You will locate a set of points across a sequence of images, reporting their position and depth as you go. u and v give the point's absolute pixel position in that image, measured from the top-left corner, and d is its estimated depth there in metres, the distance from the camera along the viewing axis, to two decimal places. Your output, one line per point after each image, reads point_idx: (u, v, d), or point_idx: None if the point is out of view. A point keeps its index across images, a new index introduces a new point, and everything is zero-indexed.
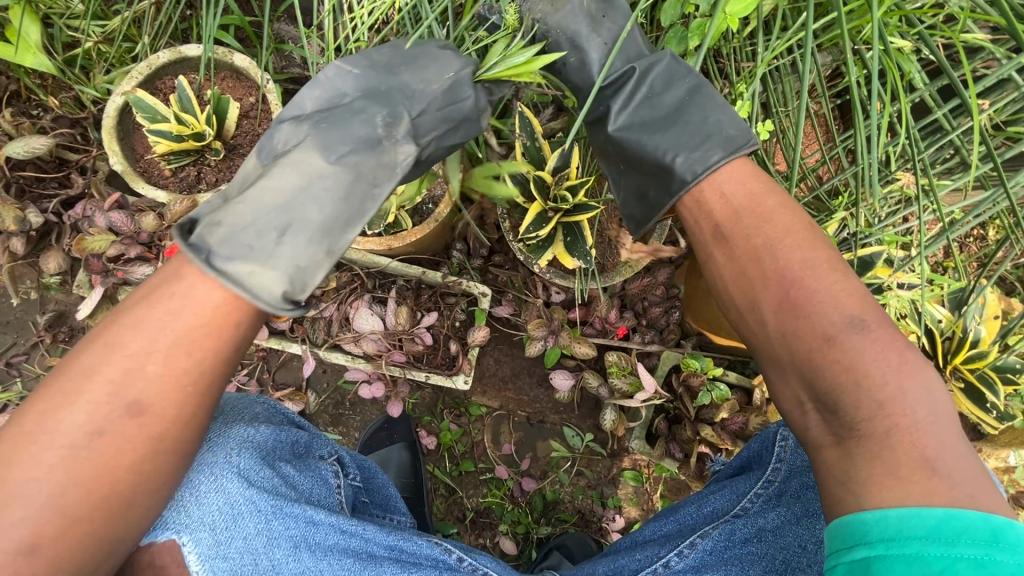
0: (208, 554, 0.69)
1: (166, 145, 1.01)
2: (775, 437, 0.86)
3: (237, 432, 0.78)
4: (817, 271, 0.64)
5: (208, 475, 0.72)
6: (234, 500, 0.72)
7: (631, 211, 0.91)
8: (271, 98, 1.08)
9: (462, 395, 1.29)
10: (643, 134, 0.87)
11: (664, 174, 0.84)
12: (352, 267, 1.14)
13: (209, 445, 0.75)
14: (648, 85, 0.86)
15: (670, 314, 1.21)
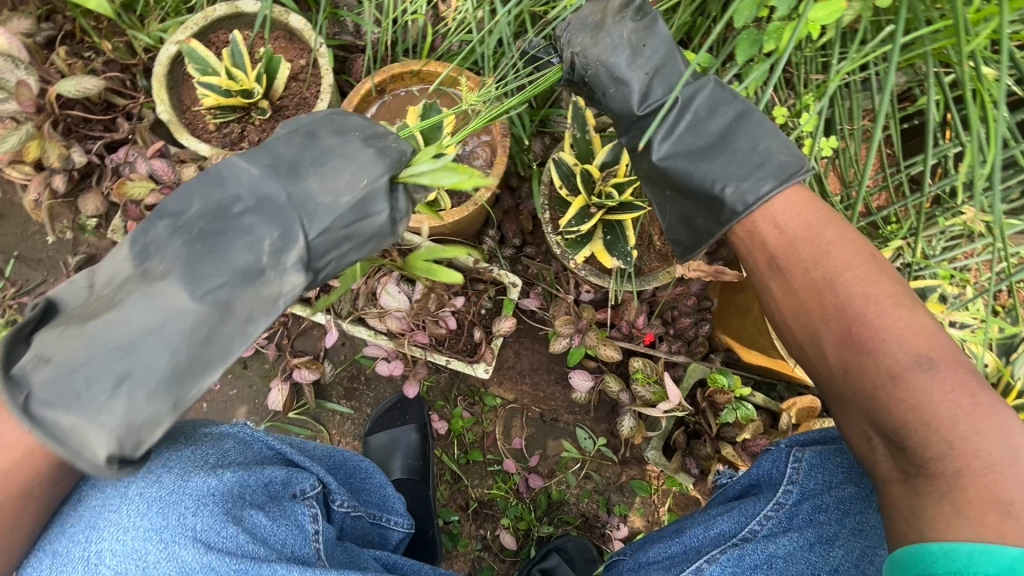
0: None
1: (214, 98, 1.00)
2: (786, 458, 0.83)
3: (192, 487, 0.69)
4: (880, 309, 0.63)
5: (153, 544, 0.65)
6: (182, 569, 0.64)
7: (677, 237, 0.87)
8: (322, 63, 1.06)
9: (478, 384, 1.28)
10: (690, 163, 0.81)
11: (713, 203, 0.81)
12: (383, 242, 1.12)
13: (159, 507, 0.67)
14: (693, 113, 0.81)
15: (700, 327, 1.18)
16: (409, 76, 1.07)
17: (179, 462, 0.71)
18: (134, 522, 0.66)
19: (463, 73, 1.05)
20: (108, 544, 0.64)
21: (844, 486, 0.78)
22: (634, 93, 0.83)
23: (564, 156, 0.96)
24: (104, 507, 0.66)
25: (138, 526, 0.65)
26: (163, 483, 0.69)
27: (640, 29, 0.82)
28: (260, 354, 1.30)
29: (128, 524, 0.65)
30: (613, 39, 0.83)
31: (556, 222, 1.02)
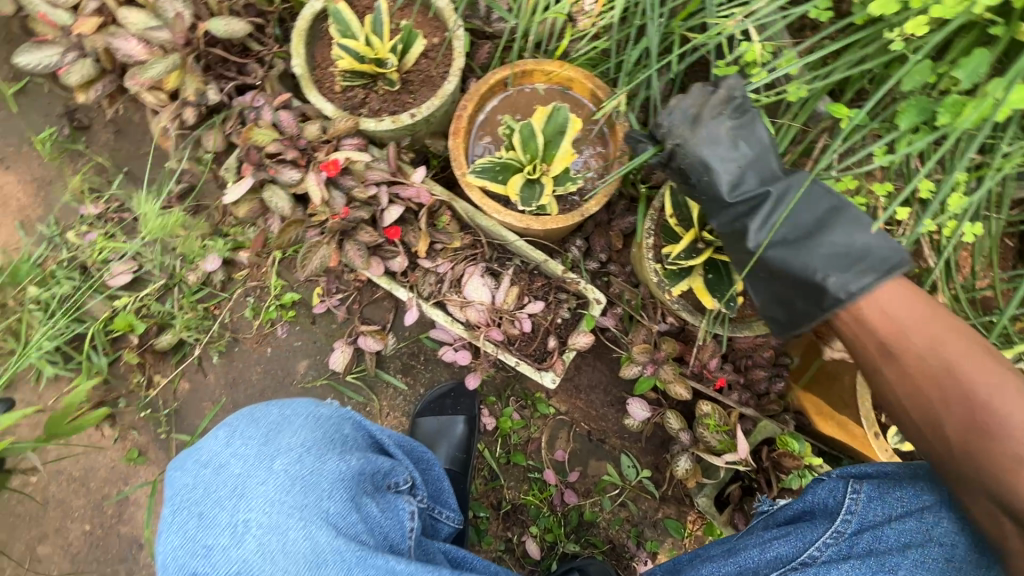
0: None
1: (349, 63, 1.03)
2: (844, 489, 0.79)
3: (330, 470, 0.72)
4: (1003, 398, 0.59)
5: (295, 520, 0.68)
6: (318, 549, 0.67)
7: (771, 315, 0.80)
8: (456, 45, 1.05)
9: (533, 389, 1.27)
10: (786, 252, 0.75)
11: (811, 290, 0.74)
12: (478, 233, 1.13)
13: (301, 486, 0.70)
14: (786, 207, 0.75)
15: (774, 383, 1.14)
16: (539, 74, 1.05)
17: (313, 444, 0.74)
18: (278, 498, 0.69)
19: (595, 81, 1.02)
20: (255, 514, 0.68)
21: (904, 519, 0.75)
22: (726, 186, 0.78)
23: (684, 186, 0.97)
24: (251, 478, 0.70)
25: (283, 502, 0.69)
26: (303, 462, 0.72)
27: (740, 127, 0.77)
28: (330, 314, 1.33)
29: (276, 498, 0.69)
30: (713, 132, 0.77)
31: (658, 250, 1.00)
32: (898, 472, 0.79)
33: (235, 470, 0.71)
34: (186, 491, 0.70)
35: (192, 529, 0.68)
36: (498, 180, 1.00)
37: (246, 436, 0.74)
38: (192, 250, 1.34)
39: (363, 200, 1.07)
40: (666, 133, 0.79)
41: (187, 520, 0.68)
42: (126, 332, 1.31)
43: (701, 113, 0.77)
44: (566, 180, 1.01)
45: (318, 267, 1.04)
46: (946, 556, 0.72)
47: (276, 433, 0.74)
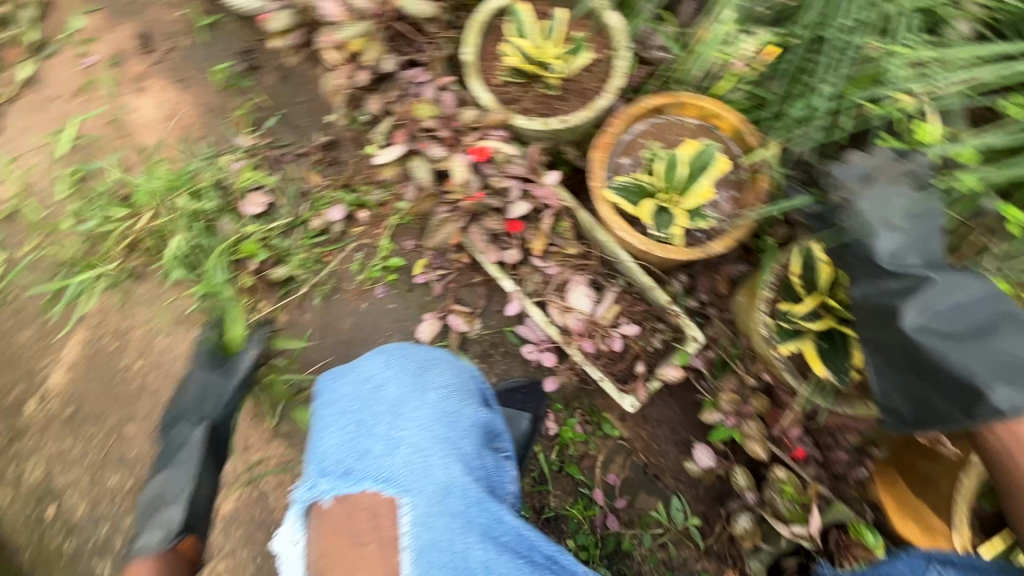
0: (418, 520, 0.67)
1: (517, 61, 1.11)
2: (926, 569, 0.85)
3: (468, 413, 0.79)
4: None
5: (438, 449, 0.73)
6: (452, 479, 0.71)
7: (895, 407, 0.77)
8: (620, 65, 1.10)
9: (602, 407, 1.29)
10: (942, 344, 0.72)
11: (957, 391, 0.71)
12: (591, 246, 1.16)
13: (447, 420, 0.76)
14: (951, 297, 0.74)
15: (854, 469, 1.10)
16: (693, 108, 1.07)
17: (458, 388, 0.80)
18: (428, 424, 0.74)
19: (748, 127, 1.03)
20: (407, 432, 0.73)
21: None
22: (886, 254, 0.79)
23: (818, 248, 0.95)
24: (405, 402, 0.76)
25: (430, 429, 0.74)
26: (450, 401, 0.78)
27: (917, 200, 0.81)
28: (427, 286, 1.40)
29: (426, 423, 0.74)
30: (885, 195, 0.81)
31: (774, 304, 0.98)
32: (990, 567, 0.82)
33: (390, 392, 0.77)
34: (346, 400, 0.77)
35: (351, 433, 0.74)
36: (631, 200, 1.04)
37: (401, 366, 0.81)
38: (320, 198, 1.45)
39: (495, 189, 1.12)
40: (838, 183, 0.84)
41: (346, 426, 0.74)
42: (248, 257, 1.43)
43: (875, 175, 0.83)
44: (698, 216, 1.03)
45: (441, 242, 1.14)
46: None
47: (426, 369, 0.81)
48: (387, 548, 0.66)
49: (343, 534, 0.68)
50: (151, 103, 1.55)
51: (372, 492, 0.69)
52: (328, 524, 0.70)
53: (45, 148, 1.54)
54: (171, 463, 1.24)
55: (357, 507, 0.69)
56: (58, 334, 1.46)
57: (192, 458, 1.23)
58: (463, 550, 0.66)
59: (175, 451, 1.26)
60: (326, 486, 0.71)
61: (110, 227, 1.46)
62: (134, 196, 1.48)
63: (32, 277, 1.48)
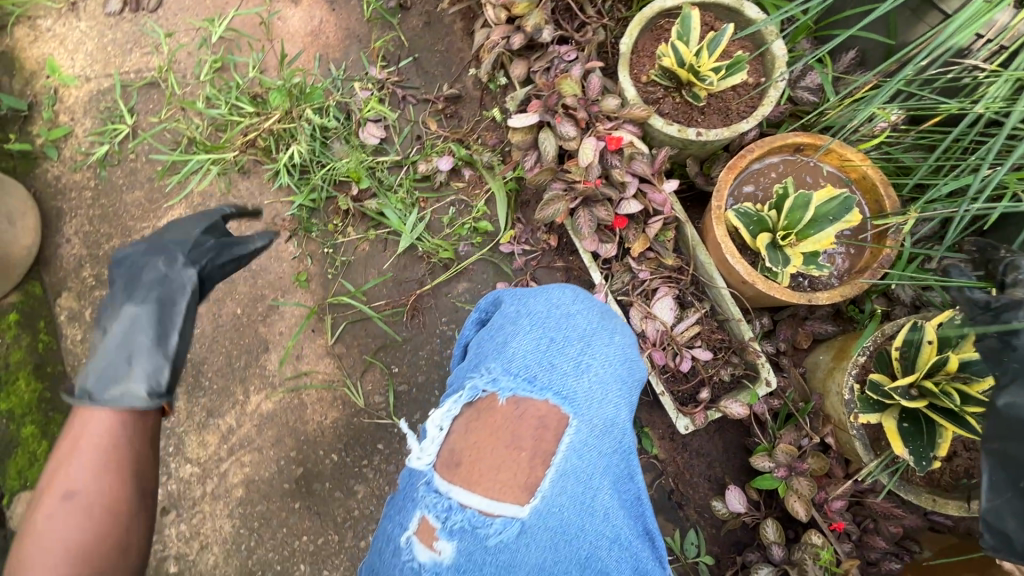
0: (576, 445, 0.73)
1: (671, 62, 1.09)
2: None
3: (640, 370, 0.83)
4: None
5: (613, 389, 0.78)
6: (613, 423, 0.76)
7: (1003, 529, 0.69)
8: (773, 95, 1.08)
9: (645, 421, 1.27)
10: None
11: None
12: (688, 264, 1.16)
13: (626, 367, 0.80)
14: None
15: (887, 559, 1.06)
16: (835, 156, 1.05)
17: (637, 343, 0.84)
18: (612, 364, 0.78)
19: (888, 189, 1.00)
20: (594, 363, 0.77)
21: None
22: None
23: (928, 328, 0.92)
24: (596, 336, 0.80)
25: (612, 369, 0.78)
26: (631, 352, 0.82)
27: None
28: (509, 257, 1.43)
29: (610, 362, 0.78)
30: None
31: (864, 371, 1.00)
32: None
33: (581, 323, 0.80)
34: (540, 315, 0.80)
35: (542, 344, 0.77)
36: (749, 230, 1.02)
37: (591, 304, 0.84)
38: (433, 145, 1.48)
39: (614, 182, 1.13)
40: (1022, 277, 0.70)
41: (538, 337, 0.77)
42: (351, 182, 1.48)
43: None
44: (812, 262, 1.00)
45: (548, 216, 1.14)
46: None
47: (613, 316, 0.84)
48: (541, 458, 0.72)
49: (505, 431, 0.73)
50: (301, 15, 1.62)
51: (546, 405, 0.74)
52: (491, 417, 0.74)
53: (198, 32, 1.63)
54: (141, 299, 0.92)
55: (526, 413, 0.74)
56: (163, 203, 1.56)
57: (178, 300, 0.94)
58: (595, 489, 0.73)
59: (154, 282, 0.94)
60: (509, 384, 0.74)
61: (235, 118, 1.54)
62: (264, 97, 1.55)
63: (155, 144, 1.58)
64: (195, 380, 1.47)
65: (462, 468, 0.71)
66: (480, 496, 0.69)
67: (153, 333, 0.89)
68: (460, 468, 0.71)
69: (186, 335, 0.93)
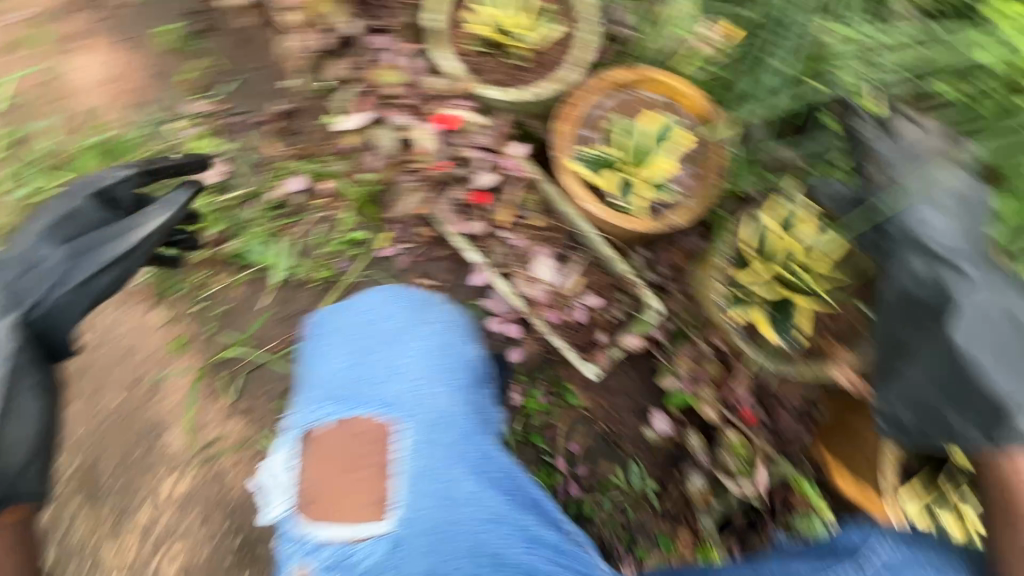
0: (413, 445, 0.82)
1: (488, 31, 1.10)
2: (879, 539, 0.92)
3: (461, 350, 0.91)
4: None
5: (432, 380, 0.87)
6: (444, 411, 0.85)
7: (899, 414, 0.85)
8: (588, 38, 1.11)
9: (564, 378, 1.31)
10: (985, 356, 0.79)
11: (991, 414, 0.77)
12: (557, 217, 1.16)
13: (440, 354, 0.89)
14: (998, 310, 0.81)
15: (799, 431, 1.16)
16: (662, 86, 1.09)
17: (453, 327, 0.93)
18: (425, 357, 0.88)
19: (708, 103, 1.08)
20: (405, 363, 0.87)
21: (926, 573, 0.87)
22: (943, 247, 0.84)
23: (770, 222, 1.01)
24: (402, 337, 0.89)
25: (427, 362, 0.88)
26: (444, 338, 0.91)
27: (965, 208, 0.85)
28: (390, 260, 1.39)
29: (422, 355, 0.88)
30: (932, 192, 0.86)
31: (729, 274, 1.06)
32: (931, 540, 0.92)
33: (387, 329, 0.89)
34: (347, 338, 0.89)
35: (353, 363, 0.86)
36: (597, 173, 1.08)
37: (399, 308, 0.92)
38: (277, 166, 1.39)
39: (462, 160, 1.14)
40: (885, 165, 0.89)
41: (347, 359, 0.87)
42: (200, 228, 1.37)
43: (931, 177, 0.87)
44: (663, 190, 1.09)
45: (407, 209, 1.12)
46: None
47: (425, 310, 0.93)
48: (383, 467, 0.81)
49: (342, 456, 0.82)
50: (84, 59, 1.43)
51: (371, 417, 0.83)
52: (327, 448, 0.82)
53: None
54: None
55: (356, 431, 0.83)
56: None
57: None
58: (449, 478, 0.80)
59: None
60: (330, 411, 0.84)
61: (45, 193, 1.36)
62: (73, 161, 1.39)
63: None
64: (91, 486, 1.33)
65: (315, 504, 0.80)
66: (335, 525, 0.78)
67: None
68: (314, 505, 0.80)
69: (21, 414, 0.87)
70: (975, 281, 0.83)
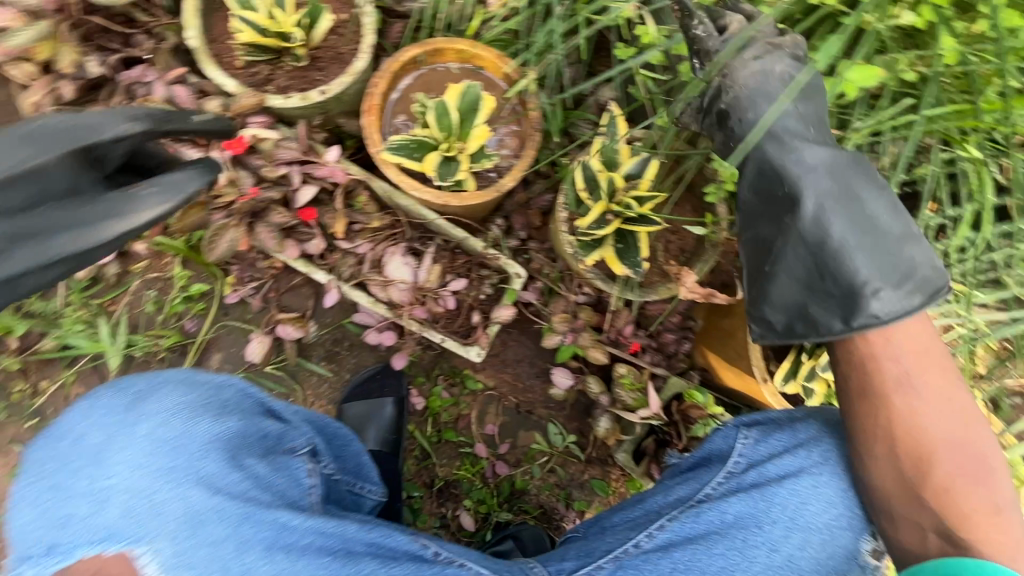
0: (169, 563, 0.68)
1: (250, 35, 0.99)
2: (736, 435, 0.87)
3: (201, 431, 0.76)
4: (937, 394, 0.71)
5: (165, 482, 0.71)
6: (195, 509, 0.71)
7: (766, 318, 0.80)
8: (367, 21, 1.05)
9: (461, 366, 1.30)
10: (834, 241, 0.75)
11: (850, 300, 0.73)
12: (397, 212, 1.13)
13: (170, 448, 0.73)
14: (840, 191, 0.77)
15: (681, 344, 1.23)
16: (451, 53, 1.07)
17: (183, 407, 0.77)
18: (144, 459, 0.72)
19: (507, 61, 1.05)
20: (118, 479, 0.70)
21: (783, 456, 0.84)
22: (779, 131, 0.80)
23: (592, 161, 1.02)
24: (110, 447, 0.72)
25: (151, 464, 0.72)
26: (172, 424, 0.75)
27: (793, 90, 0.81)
28: (244, 304, 1.27)
29: (143, 457, 0.72)
30: (769, 86, 0.80)
31: (572, 223, 1.07)
32: (782, 415, 0.88)
33: (92, 442, 0.72)
34: (42, 470, 0.71)
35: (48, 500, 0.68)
36: (415, 157, 1.01)
37: (106, 410, 0.75)
38: None
39: (273, 180, 1.05)
40: (709, 53, 0.83)
41: (43, 499, 0.69)
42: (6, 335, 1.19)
43: (759, 61, 0.81)
44: (482, 157, 1.03)
45: (225, 251, 1.02)
46: (814, 485, 0.82)
47: (140, 400, 0.76)
48: None
49: None
50: None
51: (94, 554, 0.67)
52: None
53: None
54: None
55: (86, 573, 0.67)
56: None
57: None
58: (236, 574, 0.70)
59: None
60: (35, 567, 0.66)
61: None
62: None
63: None
64: None
65: None
66: None
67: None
68: None
69: None
70: (820, 162, 0.78)
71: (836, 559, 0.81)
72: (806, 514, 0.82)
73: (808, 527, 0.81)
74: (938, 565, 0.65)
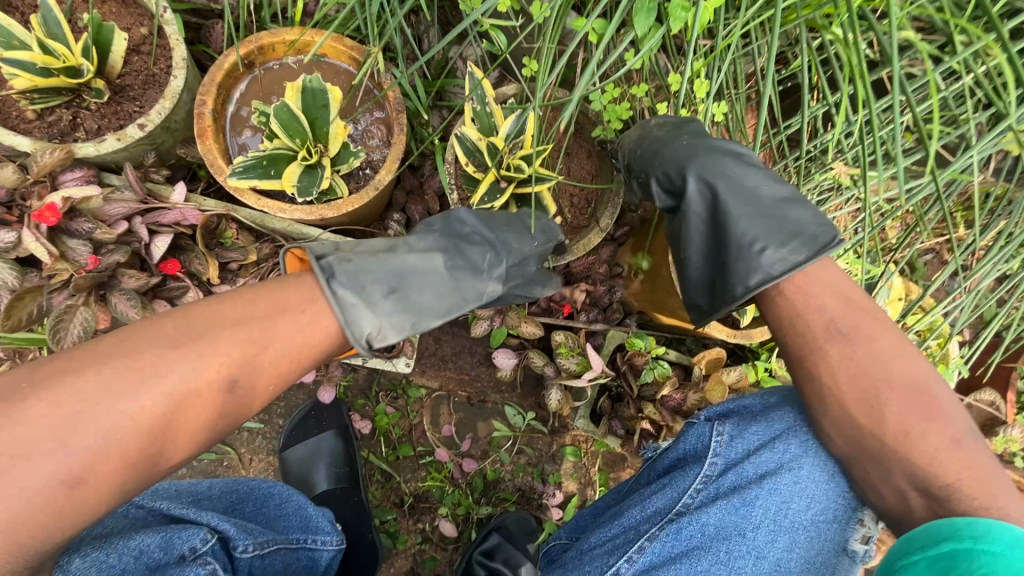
0: None
1: (28, 79, 0.81)
2: (710, 432, 0.81)
3: None
4: (872, 337, 0.69)
5: None
6: None
7: (694, 301, 0.86)
8: (168, 31, 0.89)
9: (400, 377, 1.23)
10: (728, 220, 0.78)
11: (745, 266, 0.76)
12: (277, 237, 1.02)
13: None
14: (726, 177, 0.79)
15: (613, 293, 1.19)
16: (281, 47, 0.93)
17: None
18: None
19: (346, 42, 0.93)
20: None
21: (760, 452, 0.78)
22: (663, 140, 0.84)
23: (467, 130, 0.91)
24: None
25: None
26: None
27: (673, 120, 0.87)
28: None
29: None
30: (648, 126, 0.88)
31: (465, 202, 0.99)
32: (757, 404, 0.83)
33: None
34: None
35: None
36: (270, 174, 0.88)
37: None
38: None
39: (115, 241, 0.90)
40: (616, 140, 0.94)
41: None
42: None
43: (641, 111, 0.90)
44: (348, 156, 0.93)
45: (81, 336, 0.87)
46: (798, 480, 0.75)
47: None
48: None
49: None
50: None
51: None
52: None
53: None
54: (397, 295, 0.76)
55: None
56: None
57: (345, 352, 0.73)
58: None
59: (461, 292, 0.84)
60: None
61: None
62: None
63: None
64: None
65: None
66: None
67: (440, 265, 0.83)
68: None
69: None
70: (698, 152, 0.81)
71: (822, 554, 0.75)
72: (790, 514, 0.75)
73: (793, 527, 0.75)
74: (931, 530, 0.58)
